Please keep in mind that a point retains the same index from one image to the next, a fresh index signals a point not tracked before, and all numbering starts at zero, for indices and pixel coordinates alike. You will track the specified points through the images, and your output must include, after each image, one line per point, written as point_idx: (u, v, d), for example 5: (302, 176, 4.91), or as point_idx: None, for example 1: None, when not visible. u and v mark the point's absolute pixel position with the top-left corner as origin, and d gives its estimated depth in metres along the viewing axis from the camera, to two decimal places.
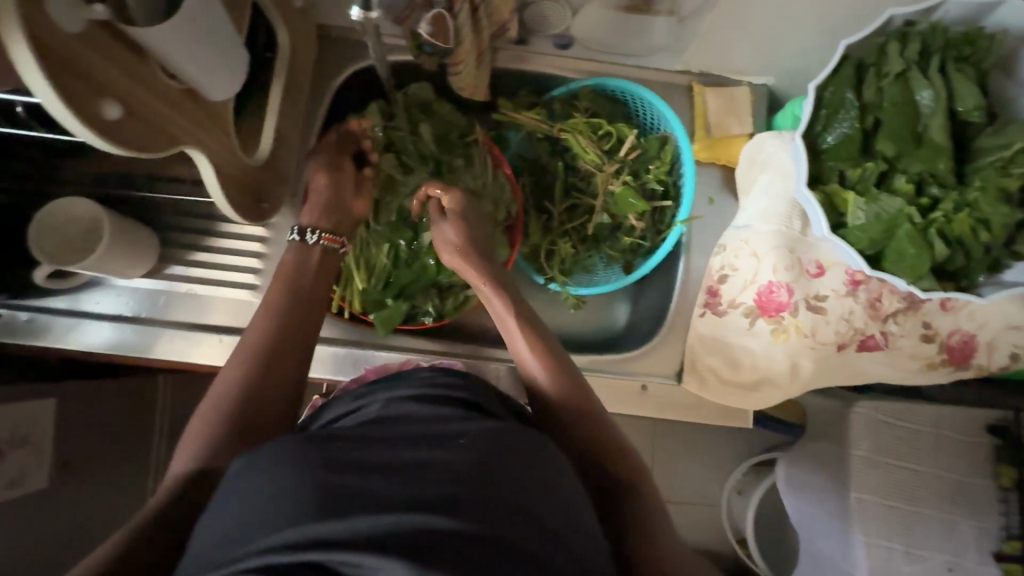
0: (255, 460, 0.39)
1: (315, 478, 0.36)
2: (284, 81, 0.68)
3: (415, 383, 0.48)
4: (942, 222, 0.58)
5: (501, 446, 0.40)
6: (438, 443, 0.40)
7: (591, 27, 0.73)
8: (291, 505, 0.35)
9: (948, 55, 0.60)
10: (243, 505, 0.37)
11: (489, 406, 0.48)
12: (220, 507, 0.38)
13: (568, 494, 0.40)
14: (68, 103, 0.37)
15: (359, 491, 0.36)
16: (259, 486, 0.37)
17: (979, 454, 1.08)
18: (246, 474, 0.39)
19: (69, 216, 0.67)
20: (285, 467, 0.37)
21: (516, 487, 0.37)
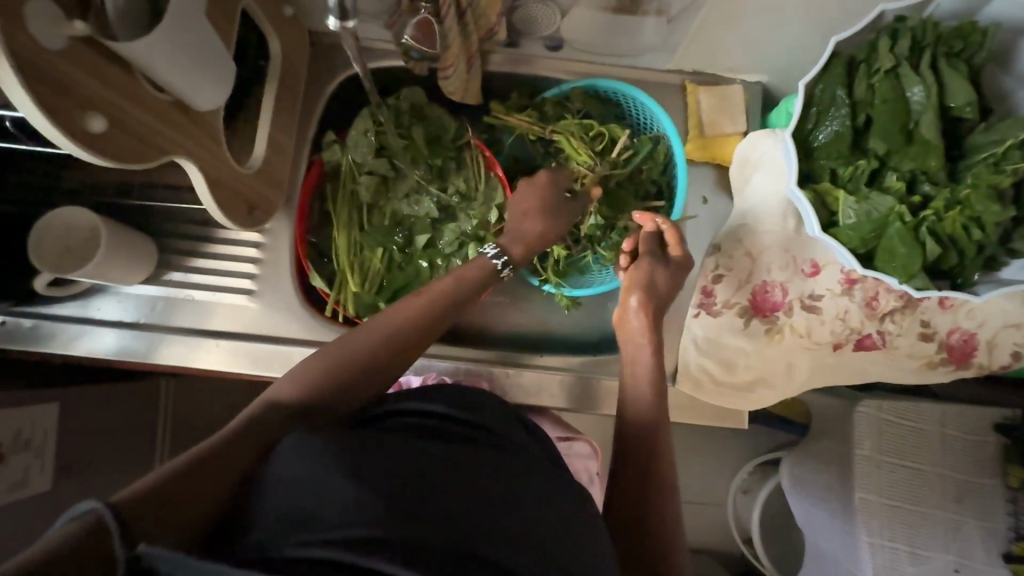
0: (316, 449, 0.39)
1: (363, 476, 0.37)
2: (275, 88, 0.69)
3: (443, 399, 0.49)
4: (933, 220, 0.57)
5: (528, 480, 0.42)
6: (473, 462, 0.41)
7: (579, 29, 0.73)
8: (340, 503, 0.36)
9: (939, 51, 0.59)
10: (294, 495, 0.38)
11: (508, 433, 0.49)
12: (274, 494, 0.39)
13: (580, 525, 0.42)
14: (52, 117, 0.38)
15: (407, 496, 0.37)
16: (310, 478, 0.38)
17: (986, 453, 1.06)
18: (293, 465, 0.39)
19: (67, 226, 0.68)
20: (336, 464, 0.38)
21: (546, 524, 0.40)
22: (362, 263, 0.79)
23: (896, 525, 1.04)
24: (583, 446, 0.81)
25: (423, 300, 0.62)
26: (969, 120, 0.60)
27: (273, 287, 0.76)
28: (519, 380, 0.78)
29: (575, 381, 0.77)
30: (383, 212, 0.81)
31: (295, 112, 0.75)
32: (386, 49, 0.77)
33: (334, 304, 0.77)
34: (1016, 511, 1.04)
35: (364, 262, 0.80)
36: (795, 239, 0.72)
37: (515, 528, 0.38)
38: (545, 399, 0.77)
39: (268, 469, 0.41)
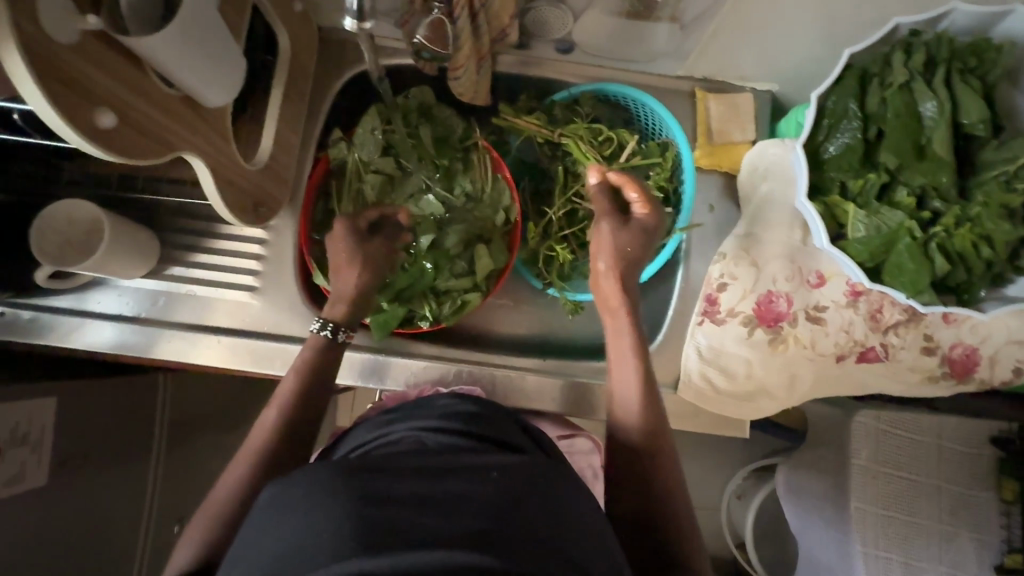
0: (291, 490, 0.40)
1: (348, 510, 0.37)
2: (283, 84, 0.69)
3: (435, 412, 0.49)
4: (943, 236, 0.57)
5: (529, 482, 0.41)
6: (465, 475, 0.41)
7: (592, 33, 0.72)
8: (329, 539, 0.36)
9: (953, 66, 0.59)
10: (279, 536, 0.38)
11: (514, 440, 0.49)
12: (253, 538, 0.39)
13: (584, 524, 0.41)
14: (62, 113, 0.37)
15: (393, 525, 0.37)
16: (294, 519, 0.38)
17: (981, 465, 1.07)
18: (278, 504, 0.40)
19: (70, 217, 0.67)
20: (318, 502, 0.38)
21: (545, 523, 0.39)
22: None
23: (890, 536, 1.04)
24: (585, 442, 0.82)
25: (278, 408, 0.61)
26: (981, 137, 0.60)
27: (276, 285, 0.76)
28: (521, 384, 0.77)
29: (578, 385, 0.77)
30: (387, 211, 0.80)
31: (302, 109, 0.74)
32: (395, 47, 0.77)
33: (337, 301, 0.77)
34: (1009, 524, 1.04)
35: None
36: (800, 249, 0.73)
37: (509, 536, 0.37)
38: (546, 402, 0.77)
39: (254, 512, 0.42)
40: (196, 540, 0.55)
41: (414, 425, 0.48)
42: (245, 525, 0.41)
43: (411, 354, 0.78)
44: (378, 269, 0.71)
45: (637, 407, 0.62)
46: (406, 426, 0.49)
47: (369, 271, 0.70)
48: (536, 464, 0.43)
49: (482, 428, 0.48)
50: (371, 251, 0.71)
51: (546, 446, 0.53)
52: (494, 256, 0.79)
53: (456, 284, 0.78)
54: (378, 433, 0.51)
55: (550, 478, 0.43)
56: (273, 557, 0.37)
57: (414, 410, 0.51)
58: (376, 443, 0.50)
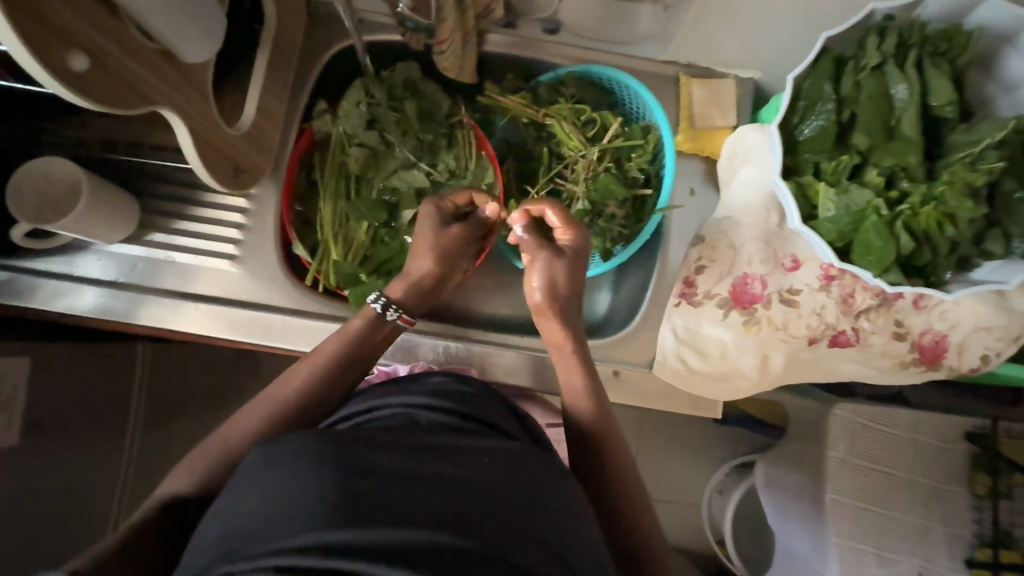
0: (277, 458, 0.40)
1: (334, 479, 0.38)
2: (268, 52, 0.69)
3: (428, 391, 0.50)
4: (909, 215, 0.58)
5: (515, 470, 0.42)
6: (455, 456, 0.42)
7: (576, 13, 0.73)
8: (312, 506, 0.36)
9: (925, 50, 0.60)
10: (261, 498, 0.38)
11: (505, 426, 0.50)
12: (234, 504, 0.39)
13: (563, 509, 0.41)
14: (33, 52, 0.38)
15: (379, 499, 0.37)
16: (278, 483, 0.38)
17: (954, 460, 1.08)
18: (263, 469, 0.40)
19: (50, 178, 0.68)
20: (303, 470, 0.38)
21: (526, 510, 0.39)
22: (347, 235, 0.80)
23: (862, 526, 1.06)
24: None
25: (313, 362, 0.61)
26: (951, 120, 0.61)
27: (257, 255, 0.76)
28: (498, 360, 0.78)
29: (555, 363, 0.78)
30: (371, 185, 0.81)
31: (288, 79, 0.75)
32: (382, 23, 0.77)
33: (316, 272, 0.78)
34: (980, 518, 1.06)
35: (349, 234, 0.80)
36: (776, 233, 0.74)
37: (493, 520, 0.37)
38: (523, 379, 0.78)
39: (240, 475, 0.41)
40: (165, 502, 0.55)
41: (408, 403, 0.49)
42: (227, 491, 0.41)
43: None
44: (452, 259, 0.70)
45: (584, 403, 0.63)
46: (398, 404, 0.50)
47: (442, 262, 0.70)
48: (524, 452, 0.44)
49: (473, 411, 0.49)
50: (449, 237, 0.70)
51: (532, 427, 0.53)
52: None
53: None
54: (368, 410, 0.51)
55: (536, 467, 0.43)
56: (252, 521, 0.37)
57: (406, 388, 0.51)
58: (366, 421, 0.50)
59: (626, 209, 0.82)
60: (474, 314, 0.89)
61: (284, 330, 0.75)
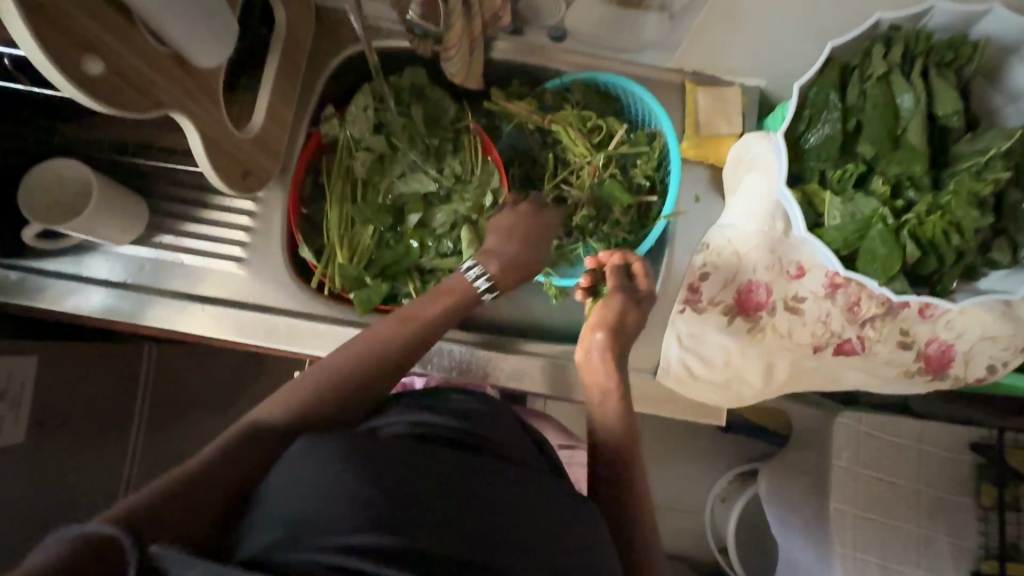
0: (320, 452, 0.39)
1: (372, 484, 0.38)
2: (278, 57, 0.70)
3: (451, 408, 0.49)
4: (915, 224, 0.58)
5: (533, 491, 0.43)
6: (481, 476, 0.41)
7: (583, 21, 0.74)
8: (349, 508, 0.36)
9: (931, 60, 0.61)
10: (298, 493, 0.38)
11: (518, 446, 0.50)
12: (276, 488, 0.39)
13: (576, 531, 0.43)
14: (51, 57, 0.38)
15: (415, 506, 0.38)
16: (316, 479, 0.38)
17: (960, 470, 1.07)
18: (304, 461, 0.39)
19: (62, 179, 0.68)
20: (342, 471, 0.38)
21: (541, 532, 0.41)
22: (352, 239, 0.79)
23: (867, 536, 1.05)
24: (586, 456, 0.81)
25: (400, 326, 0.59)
26: (956, 130, 0.61)
27: (263, 257, 0.77)
28: (502, 364, 0.78)
29: (559, 367, 0.78)
30: (377, 189, 0.82)
31: (297, 83, 0.75)
32: (390, 29, 0.78)
33: (322, 274, 0.78)
34: (986, 530, 1.05)
35: (354, 238, 0.79)
36: (781, 241, 0.73)
37: (509, 539, 0.39)
38: (527, 383, 0.78)
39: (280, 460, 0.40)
40: None
41: (427, 419, 0.47)
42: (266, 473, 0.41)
43: None
44: (534, 240, 0.73)
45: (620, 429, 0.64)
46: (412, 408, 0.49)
47: (525, 246, 0.73)
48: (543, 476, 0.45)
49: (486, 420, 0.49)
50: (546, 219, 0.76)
51: (539, 439, 0.54)
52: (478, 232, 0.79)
53: (441, 263, 0.79)
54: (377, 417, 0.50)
55: (552, 482, 0.45)
56: (294, 513, 0.37)
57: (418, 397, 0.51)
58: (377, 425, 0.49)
59: (631, 215, 0.82)
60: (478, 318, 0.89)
61: (289, 332, 0.75)
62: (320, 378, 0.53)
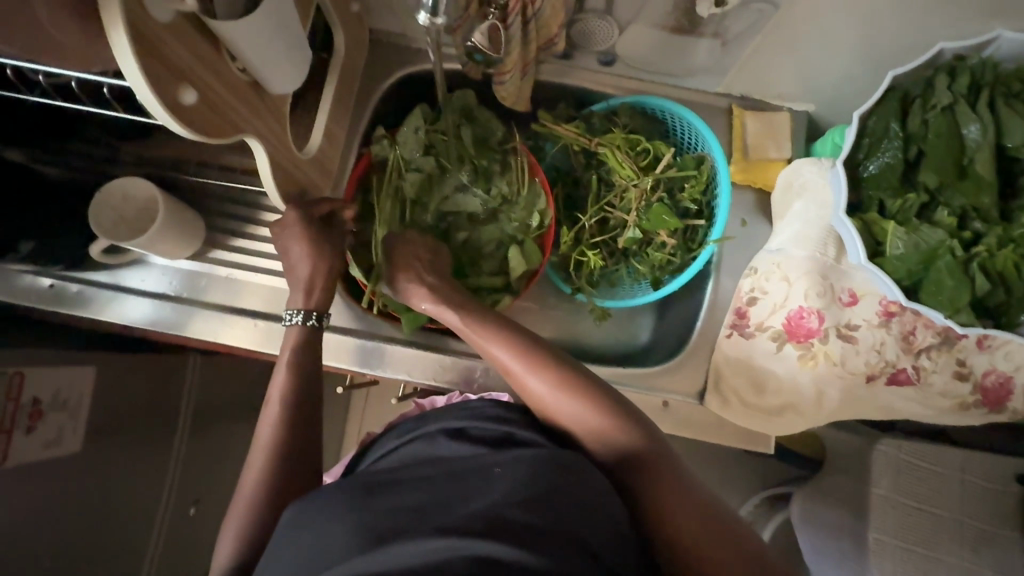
0: (313, 502, 0.45)
1: (359, 520, 0.41)
2: (337, 80, 0.72)
3: (456, 416, 0.52)
4: (984, 256, 0.57)
5: (542, 475, 0.44)
6: (473, 477, 0.44)
7: (635, 46, 0.74)
8: (343, 546, 0.40)
9: (998, 91, 0.60)
10: (301, 548, 0.42)
11: (529, 437, 0.51)
12: (283, 548, 0.43)
13: (597, 513, 0.43)
14: (154, 88, 0.40)
15: (399, 527, 0.40)
16: (312, 532, 0.42)
17: (1006, 504, 1.04)
18: (299, 519, 0.44)
19: (126, 196, 0.71)
20: (331, 517, 0.43)
21: (555, 512, 0.41)
22: None
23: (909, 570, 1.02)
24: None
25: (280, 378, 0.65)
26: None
27: None
28: None
29: None
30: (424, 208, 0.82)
31: (349, 104, 0.77)
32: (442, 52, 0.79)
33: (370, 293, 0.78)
34: None
35: None
36: (833, 268, 0.72)
37: (509, 519, 0.40)
38: None
39: (283, 525, 0.45)
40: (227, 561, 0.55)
41: (430, 433, 0.52)
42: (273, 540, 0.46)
43: (437, 349, 0.79)
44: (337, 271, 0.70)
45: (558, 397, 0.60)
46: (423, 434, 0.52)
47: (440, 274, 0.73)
48: (546, 459, 0.45)
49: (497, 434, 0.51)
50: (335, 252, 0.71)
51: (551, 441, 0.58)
52: (525, 254, 0.80)
53: (488, 283, 0.80)
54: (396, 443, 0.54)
55: (566, 475, 0.45)
56: (295, 567, 0.41)
57: (438, 414, 0.54)
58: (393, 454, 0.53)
59: (676, 238, 0.82)
60: None
61: (339, 348, 0.78)
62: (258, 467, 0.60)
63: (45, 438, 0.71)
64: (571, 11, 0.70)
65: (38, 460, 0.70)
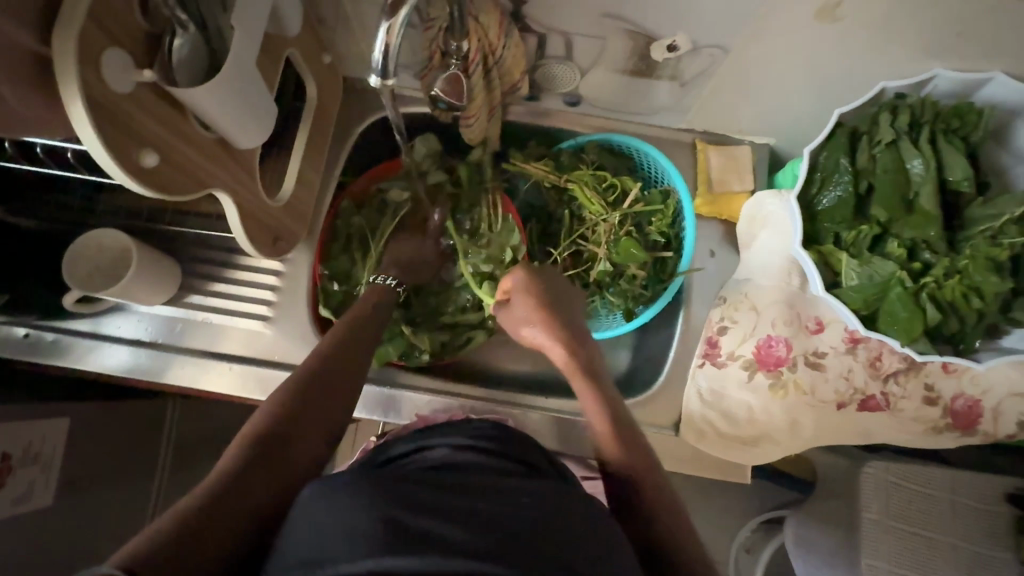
0: (333, 486, 0.40)
1: (385, 512, 0.38)
2: (309, 128, 0.74)
3: (469, 433, 0.49)
4: (934, 287, 0.59)
5: (564, 507, 0.41)
6: (499, 497, 0.41)
7: (597, 88, 0.77)
8: (363, 535, 0.36)
9: (937, 127, 0.64)
10: (313, 528, 0.38)
11: (538, 462, 0.49)
12: (295, 529, 0.39)
13: (609, 542, 0.41)
14: (113, 154, 0.41)
15: (427, 530, 0.37)
16: (330, 509, 0.38)
17: (997, 525, 1.02)
18: (314, 502, 0.40)
19: (101, 246, 0.72)
20: (354, 498, 0.39)
21: (575, 546, 0.39)
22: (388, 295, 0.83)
23: None
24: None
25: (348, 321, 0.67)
26: (967, 194, 0.64)
27: (289, 316, 0.79)
28: (524, 421, 0.77)
29: (578, 425, 0.77)
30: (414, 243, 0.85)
31: (323, 150, 0.79)
32: (413, 96, 0.82)
33: None
34: None
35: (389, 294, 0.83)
36: (798, 296, 0.73)
37: (529, 543, 0.37)
38: (548, 440, 0.77)
39: (296, 506, 0.41)
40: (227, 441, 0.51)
41: (453, 440, 0.48)
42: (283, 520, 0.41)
43: (413, 387, 0.78)
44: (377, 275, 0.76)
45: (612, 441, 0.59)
46: (444, 443, 0.48)
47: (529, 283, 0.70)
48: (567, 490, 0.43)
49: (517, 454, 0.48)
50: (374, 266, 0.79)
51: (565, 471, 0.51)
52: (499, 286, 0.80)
53: (462, 319, 0.82)
54: (414, 448, 0.50)
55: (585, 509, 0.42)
56: (310, 548, 0.37)
57: (451, 429, 0.50)
58: (410, 458, 0.49)
59: (647, 270, 0.83)
60: (497, 370, 0.90)
61: None
62: (276, 404, 0.55)
63: (15, 493, 0.70)
64: (533, 57, 0.72)
65: (9, 517, 0.69)
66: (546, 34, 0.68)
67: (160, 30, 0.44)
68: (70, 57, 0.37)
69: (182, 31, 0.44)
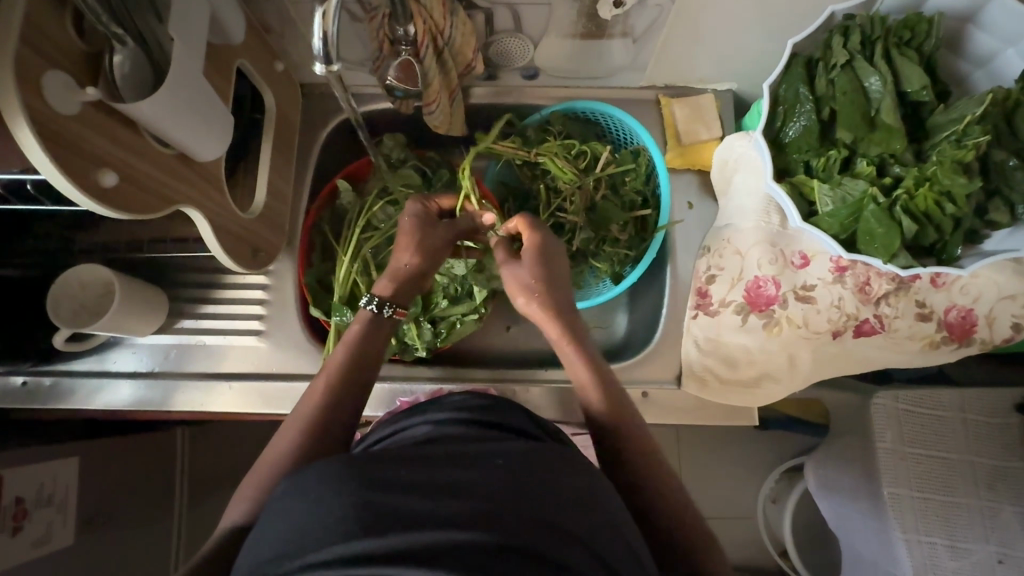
0: (303, 479, 0.39)
1: (355, 496, 0.37)
2: (272, 138, 0.73)
3: (450, 405, 0.48)
4: (905, 199, 0.63)
5: (534, 470, 0.40)
6: (471, 464, 0.40)
7: (552, 57, 0.77)
8: (333, 521, 0.35)
9: (891, 42, 0.66)
10: (286, 524, 0.37)
11: (522, 426, 0.47)
12: (269, 527, 0.38)
13: (582, 500, 0.40)
14: (69, 177, 0.42)
15: (398, 509, 0.36)
16: (301, 505, 0.37)
17: (1013, 436, 0.98)
18: (286, 497, 0.39)
19: (82, 283, 0.72)
20: (320, 483, 0.38)
21: (550, 502, 0.38)
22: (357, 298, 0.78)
23: (928, 517, 0.94)
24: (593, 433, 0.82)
25: (344, 347, 0.63)
26: (929, 103, 0.66)
27: (281, 327, 0.79)
28: (526, 396, 0.78)
29: None
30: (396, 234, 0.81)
31: (292, 158, 0.79)
32: (372, 93, 0.82)
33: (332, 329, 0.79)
34: None
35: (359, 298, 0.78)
36: (781, 234, 0.73)
37: (506, 507, 0.36)
38: (553, 412, 0.77)
39: (273, 502, 0.40)
40: (236, 517, 0.52)
41: (429, 417, 0.47)
42: (261, 517, 0.40)
43: (421, 376, 0.80)
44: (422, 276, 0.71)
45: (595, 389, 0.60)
46: (423, 420, 0.47)
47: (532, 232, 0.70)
48: (540, 453, 0.42)
49: (494, 419, 0.47)
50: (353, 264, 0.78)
51: (551, 429, 0.51)
52: None
53: (453, 309, 0.79)
54: (396, 429, 0.49)
55: (565, 475, 0.41)
56: (284, 537, 0.36)
57: (429, 406, 0.49)
58: (393, 438, 0.48)
59: (629, 232, 0.83)
60: (496, 352, 0.90)
61: None
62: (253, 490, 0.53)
63: (34, 536, 0.72)
64: (483, 35, 0.72)
65: (28, 559, 0.71)
66: (491, 9, 0.68)
67: (99, 49, 0.44)
68: (8, 82, 0.37)
69: (121, 46, 0.44)
